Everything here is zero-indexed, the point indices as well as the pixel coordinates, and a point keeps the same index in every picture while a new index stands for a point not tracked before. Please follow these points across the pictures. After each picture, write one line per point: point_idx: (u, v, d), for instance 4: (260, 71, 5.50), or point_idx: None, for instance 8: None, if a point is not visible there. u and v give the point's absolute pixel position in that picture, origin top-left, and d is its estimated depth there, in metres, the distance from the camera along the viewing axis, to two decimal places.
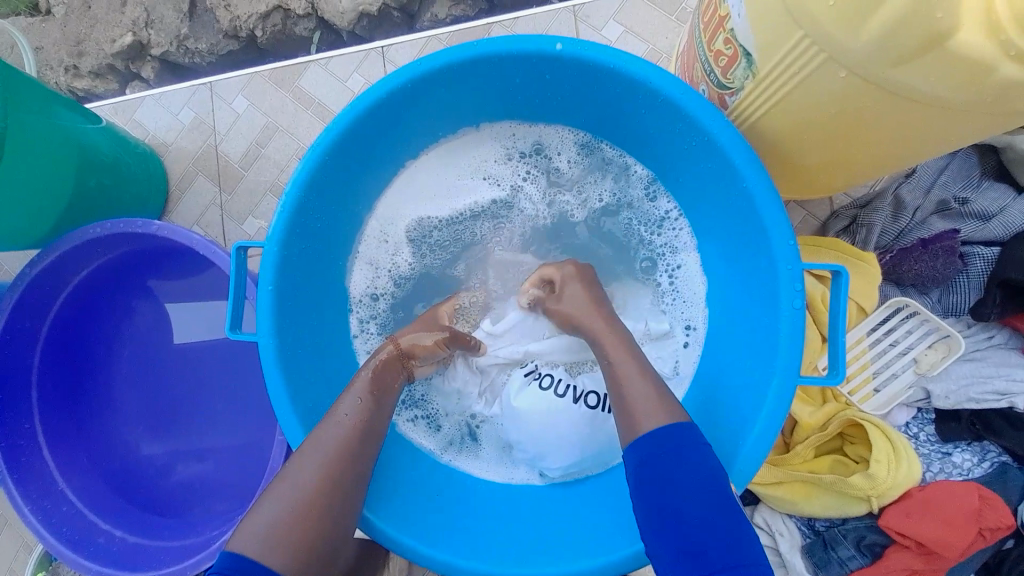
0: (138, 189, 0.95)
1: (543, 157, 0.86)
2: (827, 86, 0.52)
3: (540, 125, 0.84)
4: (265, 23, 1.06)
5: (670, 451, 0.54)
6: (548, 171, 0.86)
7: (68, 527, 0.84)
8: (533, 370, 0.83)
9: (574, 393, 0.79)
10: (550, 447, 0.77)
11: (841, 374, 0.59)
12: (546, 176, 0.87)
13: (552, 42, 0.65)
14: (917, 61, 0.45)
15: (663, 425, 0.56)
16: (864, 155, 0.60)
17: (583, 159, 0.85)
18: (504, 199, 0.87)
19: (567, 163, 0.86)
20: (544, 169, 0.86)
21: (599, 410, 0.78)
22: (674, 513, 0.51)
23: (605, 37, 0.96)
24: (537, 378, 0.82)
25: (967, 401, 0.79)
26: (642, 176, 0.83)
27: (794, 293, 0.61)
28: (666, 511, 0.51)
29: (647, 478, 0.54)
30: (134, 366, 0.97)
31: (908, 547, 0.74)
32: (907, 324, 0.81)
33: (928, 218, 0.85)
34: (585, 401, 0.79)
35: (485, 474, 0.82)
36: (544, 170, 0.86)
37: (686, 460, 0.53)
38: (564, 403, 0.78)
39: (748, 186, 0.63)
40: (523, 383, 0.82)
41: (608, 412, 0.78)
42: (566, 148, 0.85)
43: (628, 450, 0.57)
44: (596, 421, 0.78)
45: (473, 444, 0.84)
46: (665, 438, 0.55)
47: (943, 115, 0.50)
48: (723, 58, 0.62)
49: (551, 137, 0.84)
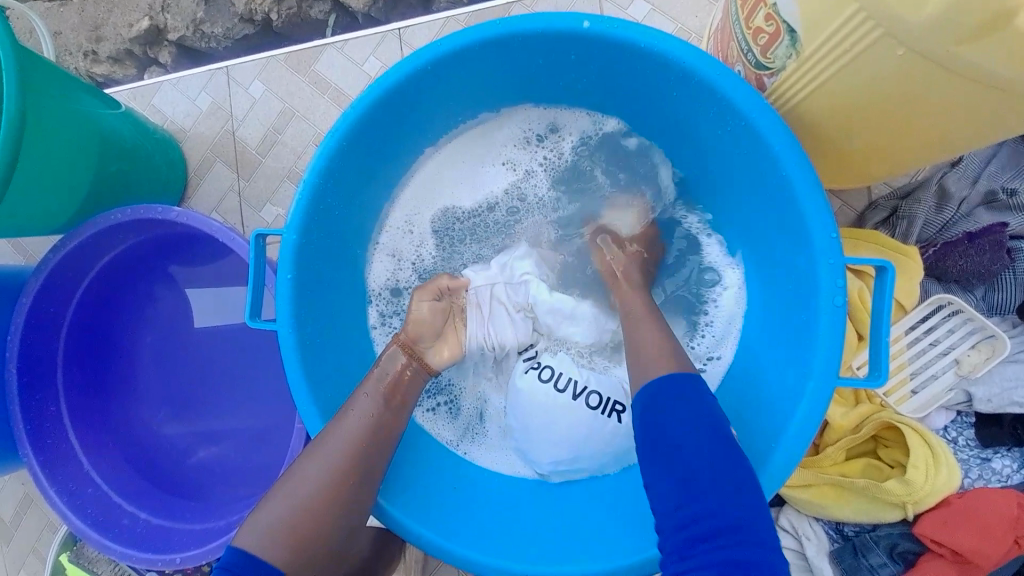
0: (158, 173, 0.95)
1: (557, 141, 0.83)
2: (880, 64, 0.49)
3: (555, 110, 0.81)
4: (280, 6, 1.04)
5: (682, 392, 0.55)
6: (562, 161, 0.84)
7: (94, 508, 0.86)
8: (531, 356, 0.81)
9: (576, 389, 0.76)
10: (554, 443, 0.74)
11: (883, 376, 0.56)
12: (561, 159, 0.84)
13: (579, 20, 0.62)
14: (982, 41, 0.41)
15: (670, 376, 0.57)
16: (916, 142, 0.56)
17: (599, 142, 0.82)
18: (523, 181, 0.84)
19: (577, 150, 0.83)
20: (561, 154, 0.84)
21: (602, 411, 0.75)
22: (674, 451, 0.51)
23: (631, 16, 0.91)
24: (535, 367, 0.79)
25: (1011, 405, 0.75)
26: (657, 162, 0.80)
27: (836, 289, 0.58)
28: (665, 453, 0.52)
29: (652, 422, 0.54)
30: (154, 352, 0.98)
31: (943, 556, 0.71)
32: (949, 323, 0.77)
33: (974, 210, 0.80)
34: (586, 399, 0.75)
35: (498, 466, 0.80)
36: (558, 158, 0.84)
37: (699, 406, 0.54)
38: (564, 398, 0.75)
39: (789, 175, 0.59)
40: (522, 372, 0.79)
41: (612, 415, 0.75)
42: (579, 130, 0.82)
43: (637, 398, 0.58)
44: (595, 424, 0.74)
45: (482, 435, 0.83)
46: (682, 388, 0.55)
47: (1010, 97, 0.45)
48: (763, 36, 0.58)
49: (567, 120, 0.81)
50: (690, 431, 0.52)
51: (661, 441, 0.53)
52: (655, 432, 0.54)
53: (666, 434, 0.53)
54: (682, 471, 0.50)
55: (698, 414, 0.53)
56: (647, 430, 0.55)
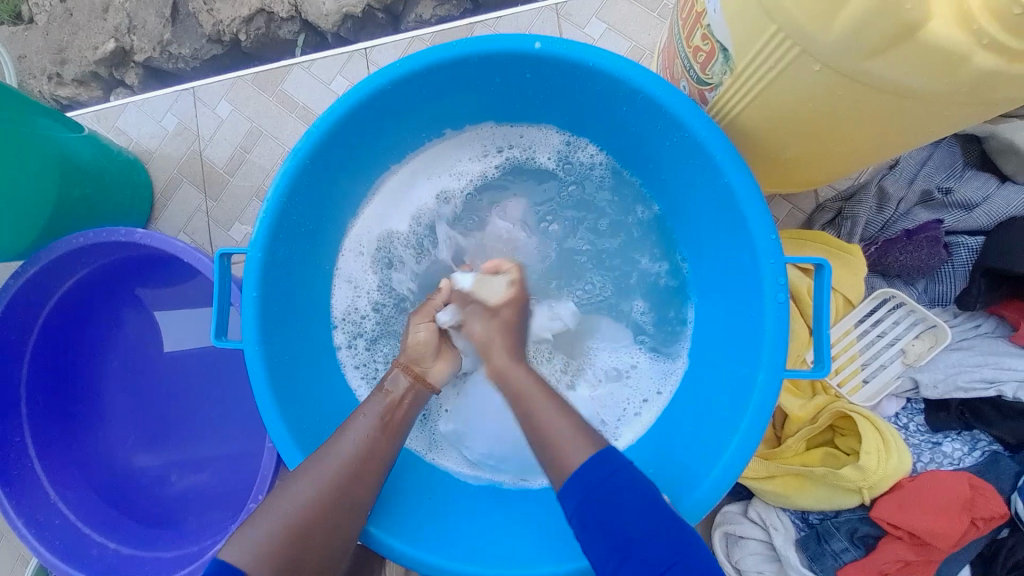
0: (121, 197, 0.94)
1: (526, 157, 0.84)
2: (802, 80, 0.53)
3: (522, 126, 0.83)
4: (248, 26, 1.06)
5: (599, 484, 0.56)
6: (537, 170, 0.85)
7: (62, 540, 0.84)
8: None
9: None
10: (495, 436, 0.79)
11: (827, 367, 0.60)
12: (526, 170, 0.85)
13: (531, 41, 0.65)
14: (889, 55, 0.45)
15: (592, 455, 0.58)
16: (840, 149, 0.61)
17: (563, 158, 0.84)
18: (489, 193, 0.86)
19: (557, 163, 0.84)
20: (529, 173, 0.85)
21: None
22: (621, 532, 0.53)
23: (588, 35, 0.95)
24: None
25: (956, 390, 0.79)
26: (635, 186, 0.82)
27: (779, 287, 0.62)
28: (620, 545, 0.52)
29: (591, 511, 0.55)
30: (122, 379, 0.96)
31: (901, 539, 0.74)
32: (894, 315, 0.81)
33: (912, 209, 0.85)
34: None
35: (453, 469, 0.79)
36: (530, 169, 0.85)
37: (628, 479, 0.56)
38: None
39: (730, 182, 0.63)
40: None
41: None
42: (547, 146, 0.84)
43: (565, 496, 0.57)
44: None
45: (435, 423, 0.82)
46: (589, 477, 0.56)
47: (920, 106, 0.50)
48: (701, 54, 0.62)
49: (535, 139, 0.83)
50: (632, 502, 0.54)
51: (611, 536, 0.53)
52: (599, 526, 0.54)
53: (608, 513, 0.54)
54: (637, 551, 0.52)
55: (633, 484, 0.56)
56: (594, 523, 0.54)
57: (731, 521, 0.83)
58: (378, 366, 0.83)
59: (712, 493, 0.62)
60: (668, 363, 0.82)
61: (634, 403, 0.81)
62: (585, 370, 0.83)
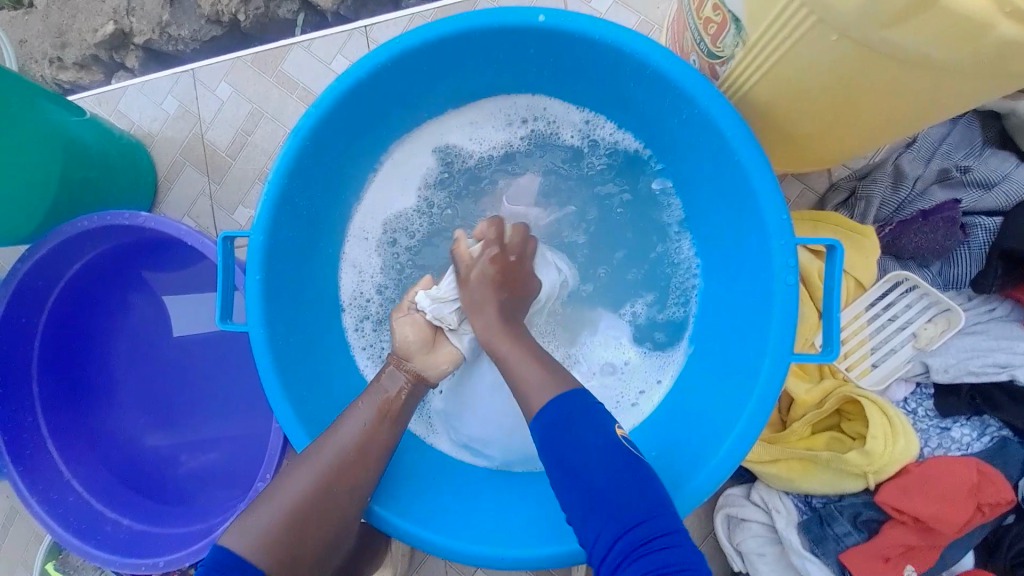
0: (125, 180, 0.93)
1: (550, 137, 0.82)
2: (818, 50, 0.50)
3: (545, 96, 0.79)
4: (247, 6, 1.04)
5: (565, 416, 0.56)
6: (562, 154, 0.82)
7: (77, 516, 0.86)
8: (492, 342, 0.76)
9: None
10: (488, 423, 0.79)
11: (835, 352, 0.59)
12: (546, 142, 0.82)
13: (535, 13, 0.63)
14: (911, 22, 0.42)
15: (553, 398, 0.58)
16: (857, 125, 0.59)
17: (585, 139, 0.81)
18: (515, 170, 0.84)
19: (581, 139, 0.81)
20: (551, 155, 0.83)
21: None
22: (572, 463, 0.54)
23: (595, 9, 0.92)
24: None
25: (966, 375, 0.78)
26: (651, 174, 0.80)
27: (787, 268, 0.60)
28: (570, 475, 0.54)
29: (550, 443, 0.55)
30: (130, 361, 0.97)
31: (905, 523, 0.74)
32: (907, 298, 0.79)
33: (929, 188, 0.82)
34: None
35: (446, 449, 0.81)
36: (550, 150, 0.82)
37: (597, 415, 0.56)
38: None
39: (738, 156, 0.61)
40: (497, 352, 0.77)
41: None
42: (571, 120, 0.80)
43: (532, 424, 0.58)
44: None
45: (432, 407, 0.82)
46: (558, 411, 0.56)
47: (943, 78, 0.47)
48: (712, 26, 0.60)
49: (558, 110, 0.80)
50: (588, 446, 0.54)
51: (565, 463, 0.54)
52: (556, 456, 0.55)
53: (565, 455, 0.54)
54: (582, 479, 0.53)
55: (594, 424, 0.55)
56: (551, 458, 0.55)
57: (733, 504, 0.82)
58: (382, 348, 0.83)
59: (713, 479, 0.62)
60: (672, 353, 0.81)
61: (633, 390, 0.81)
62: (579, 362, 0.83)
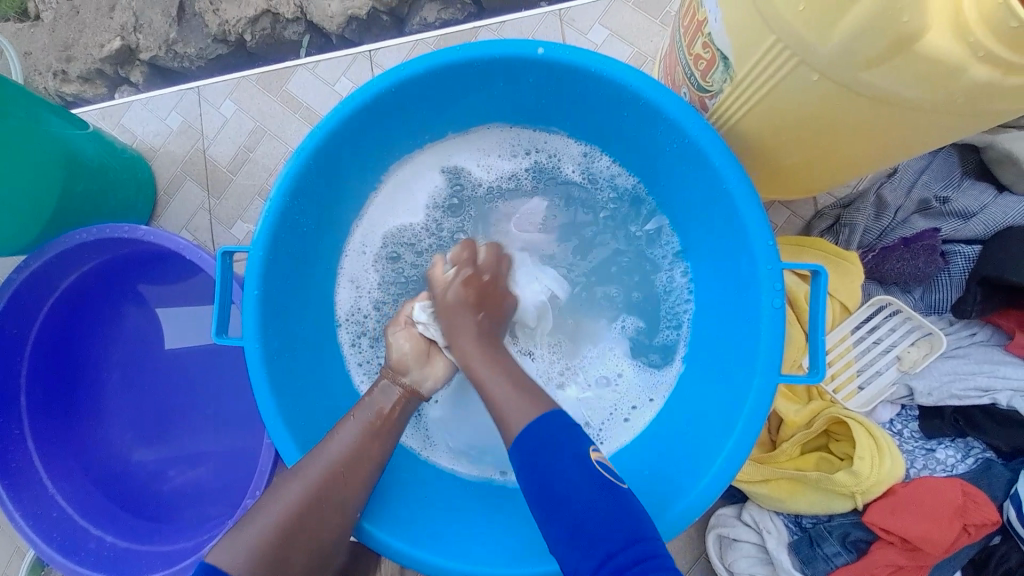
0: (125, 192, 0.94)
1: (551, 165, 0.85)
2: (800, 88, 0.53)
3: (545, 132, 0.83)
4: (253, 27, 1.07)
5: (540, 443, 0.57)
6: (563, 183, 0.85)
7: (60, 533, 0.84)
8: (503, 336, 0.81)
9: None
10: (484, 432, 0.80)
11: (821, 373, 0.61)
12: (547, 176, 0.85)
13: (534, 46, 0.66)
14: (886, 64, 0.46)
15: (529, 424, 0.59)
16: (838, 158, 0.62)
17: (585, 168, 0.84)
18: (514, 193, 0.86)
19: (582, 176, 0.84)
20: (550, 181, 0.85)
21: None
22: (553, 492, 0.54)
23: (590, 41, 0.96)
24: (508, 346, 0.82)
25: (950, 398, 0.80)
26: (649, 206, 0.83)
27: (774, 293, 0.63)
28: (553, 502, 0.54)
29: (530, 471, 0.56)
30: (122, 373, 0.97)
31: (893, 543, 0.75)
32: (891, 322, 0.82)
33: (910, 217, 0.86)
34: None
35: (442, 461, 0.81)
36: (550, 176, 0.85)
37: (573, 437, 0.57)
38: None
39: (727, 185, 0.64)
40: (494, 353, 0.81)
41: None
42: (571, 157, 0.84)
43: (511, 452, 0.59)
44: None
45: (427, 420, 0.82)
46: (532, 438, 0.58)
47: (916, 116, 0.50)
48: (702, 62, 0.63)
49: (558, 146, 0.84)
50: (568, 471, 0.55)
51: (547, 494, 0.55)
52: (538, 487, 0.55)
53: (546, 484, 0.55)
54: (564, 506, 0.54)
55: (569, 448, 0.56)
56: (528, 472, 0.57)
57: (724, 524, 0.83)
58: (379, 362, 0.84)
59: (704, 498, 0.63)
60: (665, 369, 0.82)
61: (625, 404, 0.82)
62: (576, 373, 0.83)
